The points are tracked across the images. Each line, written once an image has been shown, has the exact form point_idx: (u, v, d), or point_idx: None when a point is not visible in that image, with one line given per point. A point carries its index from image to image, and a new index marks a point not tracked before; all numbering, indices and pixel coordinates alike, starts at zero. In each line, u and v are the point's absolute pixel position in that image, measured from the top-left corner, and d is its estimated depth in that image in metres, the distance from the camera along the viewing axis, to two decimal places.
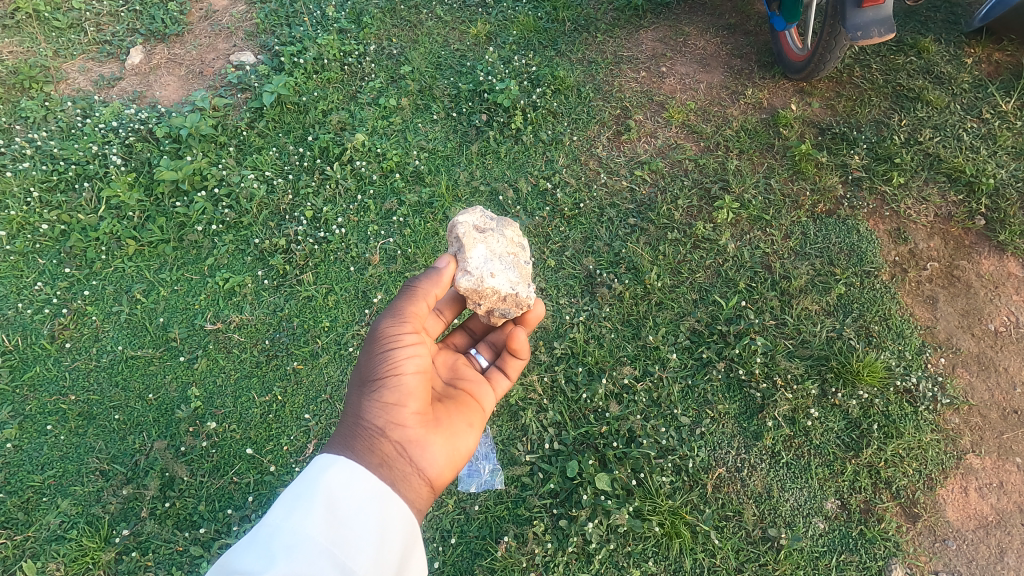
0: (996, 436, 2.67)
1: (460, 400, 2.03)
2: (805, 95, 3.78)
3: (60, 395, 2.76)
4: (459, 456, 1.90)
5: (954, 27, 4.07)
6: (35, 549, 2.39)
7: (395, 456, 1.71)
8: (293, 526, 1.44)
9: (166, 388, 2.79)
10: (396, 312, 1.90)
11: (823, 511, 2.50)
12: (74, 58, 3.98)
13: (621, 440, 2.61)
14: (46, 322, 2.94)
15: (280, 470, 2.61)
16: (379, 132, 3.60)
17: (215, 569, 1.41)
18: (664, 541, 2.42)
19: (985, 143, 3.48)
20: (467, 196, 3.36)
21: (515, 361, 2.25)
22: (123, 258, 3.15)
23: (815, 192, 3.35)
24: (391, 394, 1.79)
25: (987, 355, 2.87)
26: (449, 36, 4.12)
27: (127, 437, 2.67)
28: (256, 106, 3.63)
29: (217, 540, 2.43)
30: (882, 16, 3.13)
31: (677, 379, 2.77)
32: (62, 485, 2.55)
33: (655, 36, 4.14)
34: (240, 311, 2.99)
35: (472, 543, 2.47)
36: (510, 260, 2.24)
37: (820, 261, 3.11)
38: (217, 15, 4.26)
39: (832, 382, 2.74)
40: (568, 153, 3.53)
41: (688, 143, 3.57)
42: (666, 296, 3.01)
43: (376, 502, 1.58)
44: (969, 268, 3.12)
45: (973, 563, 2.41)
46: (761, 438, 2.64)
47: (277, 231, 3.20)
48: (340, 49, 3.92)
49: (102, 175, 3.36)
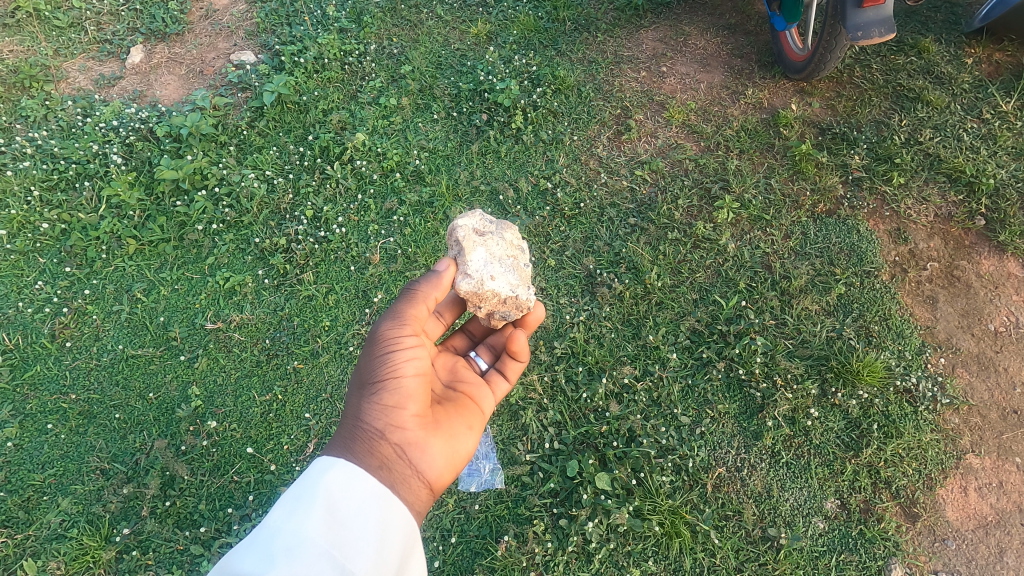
0: (996, 436, 2.68)
1: (460, 403, 2.03)
2: (805, 95, 3.78)
3: (60, 395, 2.76)
4: (459, 458, 1.90)
5: (954, 27, 4.07)
6: (35, 547, 2.39)
7: (395, 458, 1.71)
8: (293, 527, 1.44)
9: (166, 387, 2.79)
10: (396, 315, 1.91)
11: (822, 511, 2.51)
12: (74, 57, 3.97)
13: (621, 440, 2.62)
14: (46, 321, 2.94)
15: (280, 469, 2.61)
16: (379, 131, 3.60)
17: (215, 570, 1.41)
18: (664, 540, 2.42)
19: (985, 143, 3.48)
20: (468, 196, 3.36)
21: (514, 363, 2.25)
22: (124, 257, 3.16)
23: (815, 192, 3.35)
24: (391, 396, 1.79)
25: (987, 355, 2.88)
26: (449, 35, 4.12)
27: (128, 436, 2.67)
28: (256, 105, 3.63)
29: (217, 540, 2.43)
30: (882, 16, 3.13)
31: (678, 378, 2.77)
32: (62, 484, 2.55)
33: (655, 36, 4.14)
34: (240, 310, 2.99)
35: (472, 542, 2.47)
36: (510, 262, 2.24)
37: (820, 261, 3.11)
38: (217, 14, 4.26)
39: (832, 381, 2.74)
40: (568, 152, 3.53)
41: (688, 143, 3.57)
42: (666, 295, 3.01)
43: (376, 503, 1.58)
44: (969, 268, 3.12)
45: (973, 563, 2.41)
46: (761, 438, 2.64)
47: (277, 231, 3.20)
48: (340, 48, 3.92)
49: (102, 174, 3.36)
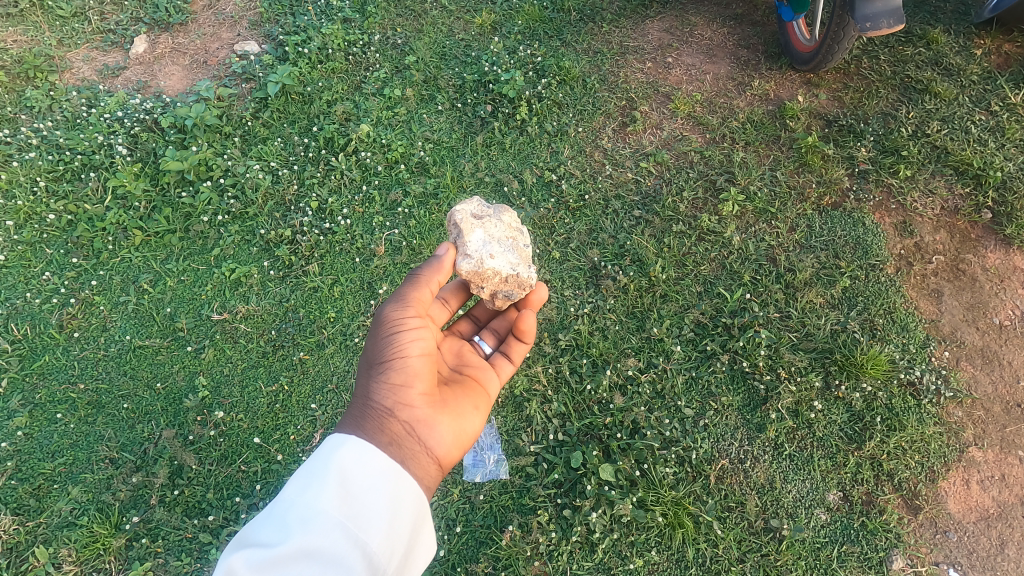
0: (999, 430, 2.69)
1: (467, 384, 2.05)
2: (812, 86, 3.76)
3: (69, 384, 2.79)
4: (467, 437, 1.90)
5: (964, 18, 4.03)
6: (46, 534, 2.42)
7: (404, 435, 1.73)
8: (307, 500, 1.45)
9: (174, 378, 2.81)
10: (401, 298, 1.93)
11: (825, 503, 2.53)
12: (77, 47, 3.95)
13: (625, 431, 2.63)
14: (55, 312, 2.96)
15: (286, 459, 2.64)
16: (384, 122, 3.59)
17: (236, 542, 1.43)
18: (666, 531, 2.44)
19: (993, 135, 3.46)
20: (473, 187, 3.36)
21: (520, 345, 2.27)
22: (130, 248, 3.17)
23: (821, 184, 3.33)
24: (398, 375, 1.81)
25: (991, 348, 2.88)
26: (454, 25, 4.10)
27: (137, 425, 2.70)
28: (261, 96, 3.63)
29: (225, 528, 2.46)
30: (892, 7, 3.09)
31: (681, 370, 2.79)
32: (73, 472, 2.59)
33: (661, 26, 4.11)
34: (247, 301, 3.01)
35: (477, 531, 2.49)
36: (510, 242, 2.24)
37: (825, 253, 3.11)
38: (221, 4, 4.24)
39: (836, 374, 2.75)
40: (573, 144, 3.52)
41: (694, 135, 3.57)
42: (671, 288, 3.01)
43: (388, 477, 1.56)
44: (974, 261, 3.12)
45: (973, 555, 2.43)
46: (764, 430, 2.65)
47: (282, 222, 3.21)
48: (343, 38, 3.90)
49: (108, 165, 3.37)
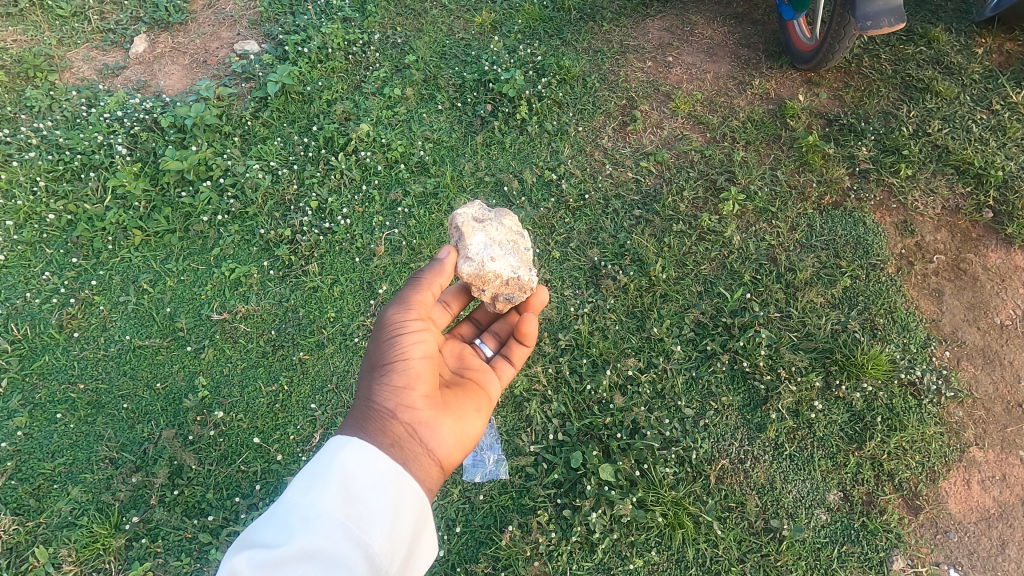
0: (999, 429, 2.68)
1: (469, 387, 2.04)
2: (813, 85, 3.75)
3: (69, 384, 2.79)
4: (468, 439, 1.90)
5: (966, 16, 4.02)
6: (46, 535, 2.42)
7: (406, 437, 1.72)
8: (309, 501, 1.44)
9: (173, 377, 2.82)
10: (404, 301, 1.93)
11: (825, 503, 2.52)
12: (77, 47, 3.95)
13: (625, 431, 2.63)
14: (54, 312, 2.96)
15: (286, 459, 2.64)
16: (384, 122, 3.59)
17: (239, 543, 1.42)
18: (666, 531, 2.44)
19: (995, 134, 3.44)
20: (473, 187, 3.36)
21: (521, 347, 2.27)
22: (129, 248, 3.17)
23: (821, 183, 3.33)
24: (400, 377, 1.81)
25: (992, 348, 2.87)
26: (454, 24, 4.09)
27: (136, 425, 2.70)
28: (260, 95, 3.63)
29: (225, 528, 2.46)
30: (893, 6, 3.07)
31: (682, 370, 2.79)
32: (73, 472, 2.59)
33: (662, 25, 4.10)
34: (246, 301, 3.01)
35: (477, 532, 2.49)
36: (512, 245, 2.23)
37: (826, 253, 3.10)
38: (221, 3, 4.24)
39: (836, 374, 2.75)
40: (573, 143, 3.51)
41: (694, 134, 3.56)
42: (671, 287, 3.01)
43: (390, 478, 1.56)
44: (976, 261, 3.11)
45: (973, 555, 2.43)
46: (764, 430, 2.65)
47: (282, 222, 3.21)
48: (343, 37, 3.89)
49: (108, 165, 3.37)
